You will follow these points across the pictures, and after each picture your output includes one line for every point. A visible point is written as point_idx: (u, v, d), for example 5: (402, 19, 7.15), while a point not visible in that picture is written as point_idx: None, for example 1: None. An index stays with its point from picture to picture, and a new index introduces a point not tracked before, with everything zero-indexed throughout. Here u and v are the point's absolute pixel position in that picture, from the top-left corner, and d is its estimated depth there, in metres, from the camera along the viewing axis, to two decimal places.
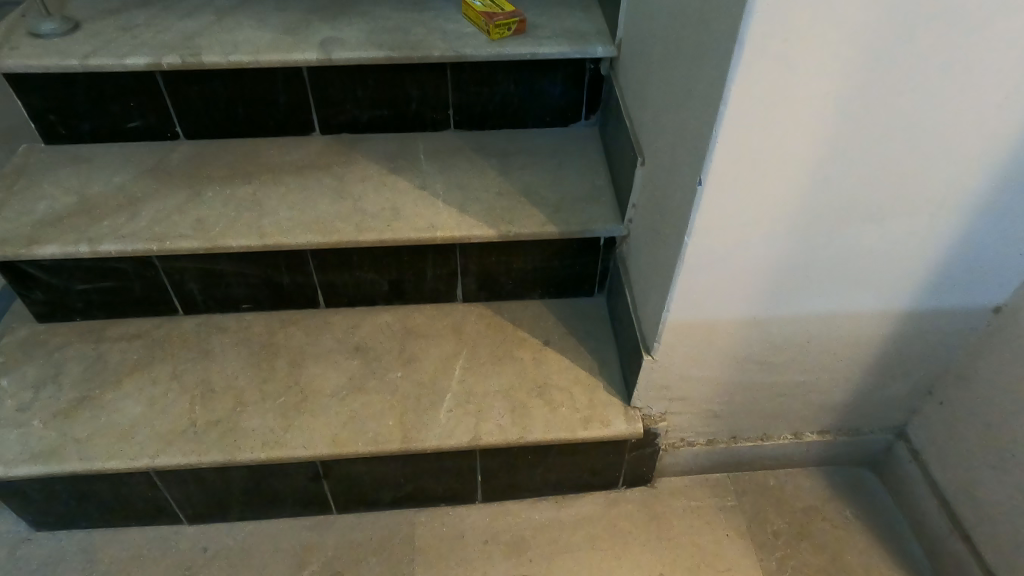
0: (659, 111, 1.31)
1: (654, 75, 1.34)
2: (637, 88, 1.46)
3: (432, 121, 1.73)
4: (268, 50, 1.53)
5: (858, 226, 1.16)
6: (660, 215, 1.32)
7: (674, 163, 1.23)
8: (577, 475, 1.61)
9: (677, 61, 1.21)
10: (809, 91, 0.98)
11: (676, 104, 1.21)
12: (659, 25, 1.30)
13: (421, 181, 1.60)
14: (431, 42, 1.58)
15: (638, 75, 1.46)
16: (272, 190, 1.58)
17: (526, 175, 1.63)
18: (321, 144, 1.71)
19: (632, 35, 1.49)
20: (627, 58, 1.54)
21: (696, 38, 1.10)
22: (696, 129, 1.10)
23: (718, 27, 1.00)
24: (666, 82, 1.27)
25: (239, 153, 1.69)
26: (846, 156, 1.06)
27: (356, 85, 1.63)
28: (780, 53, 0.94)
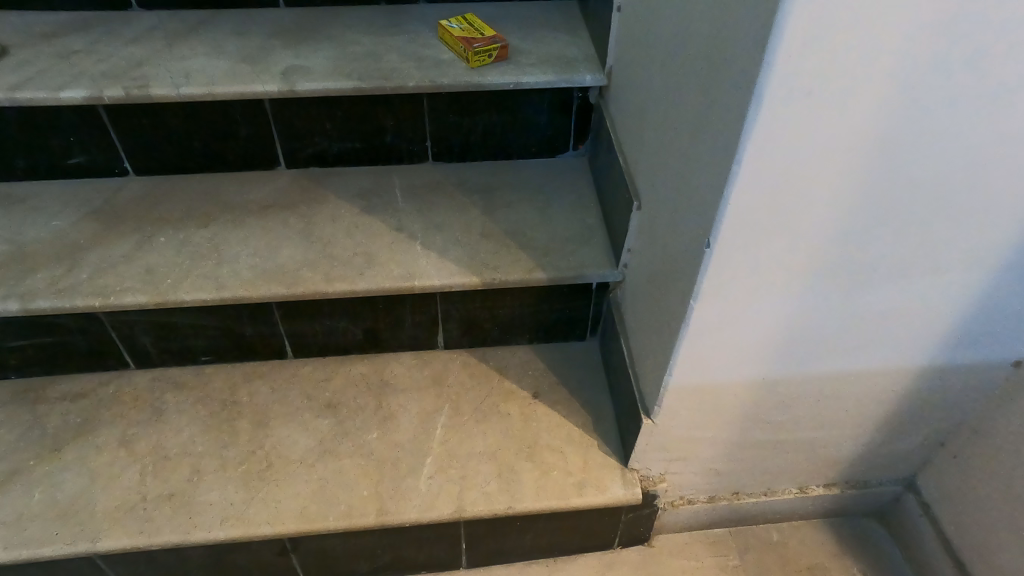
0: (656, 152, 1.19)
1: (650, 111, 1.21)
2: (630, 121, 1.34)
3: (408, 153, 1.60)
4: (224, 82, 1.40)
5: (879, 285, 1.05)
6: (659, 266, 1.20)
7: (675, 213, 1.11)
8: (572, 537, 1.48)
9: (676, 100, 1.08)
10: (833, 145, 0.86)
11: (677, 149, 1.09)
12: (655, 57, 1.19)
13: (397, 221, 1.47)
14: (404, 70, 1.45)
15: (631, 108, 1.34)
16: (232, 234, 1.44)
17: (511, 213, 1.51)
18: (288, 179, 1.57)
19: (624, 65, 1.37)
20: (619, 87, 1.41)
21: (699, 78, 0.98)
22: (702, 181, 0.98)
23: (728, 69, 0.87)
24: (663, 121, 1.15)
25: (196, 192, 1.54)
26: (871, 216, 0.95)
27: (324, 117, 1.50)
28: (803, 107, 0.82)
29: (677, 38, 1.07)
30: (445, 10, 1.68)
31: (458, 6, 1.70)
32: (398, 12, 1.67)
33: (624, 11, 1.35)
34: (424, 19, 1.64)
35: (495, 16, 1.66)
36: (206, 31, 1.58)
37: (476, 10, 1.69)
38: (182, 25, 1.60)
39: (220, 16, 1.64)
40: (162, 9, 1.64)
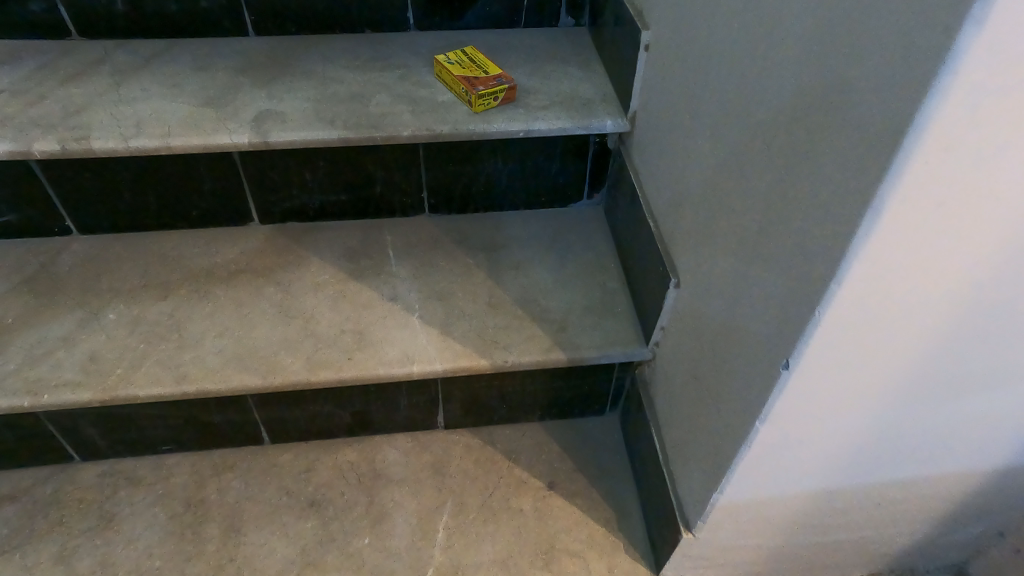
0: (699, 226, 1.01)
1: (691, 176, 1.03)
2: (662, 179, 1.15)
3: (400, 205, 1.40)
4: (184, 131, 1.22)
5: (990, 399, 0.86)
6: (706, 360, 1.02)
7: (728, 304, 0.93)
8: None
9: (729, 172, 0.90)
10: (969, 263, 0.66)
11: (731, 230, 0.90)
12: (695, 113, 1.00)
13: (390, 289, 1.27)
14: (395, 116, 1.25)
15: (664, 165, 1.14)
16: (196, 308, 1.23)
17: (522, 275, 1.31)
18: (263, 236, 1.37)
19: (650, 114, 1.19)
20: (648, 136, 1.21)
21: (764, 155, 0.80)
22: (771, 283, 0.80)
23: (813, 156, 0.69)
24: (710, 191, 0.96)
25: (156, 253, 1.34)
26: (999, 334, 0.74)
27: (304, 168, 1.30)
28: (933, 223, 0.62)
29: (729, 99, 0.88)
30: (439, 39, 1.49)
31: (454, 36, 1.50)
32: (386, 43, 1.47)
33: (651, 50, 1.15)
34: (415, 51, 1.44)
35: (496, 46, 1.47)
36: (167, 69, 1.39)
37: (474, 40, 1.49)
38: (138, 63, 1.41)
39: (181, 49, 1.45)
40: (116, 39, 1.46)
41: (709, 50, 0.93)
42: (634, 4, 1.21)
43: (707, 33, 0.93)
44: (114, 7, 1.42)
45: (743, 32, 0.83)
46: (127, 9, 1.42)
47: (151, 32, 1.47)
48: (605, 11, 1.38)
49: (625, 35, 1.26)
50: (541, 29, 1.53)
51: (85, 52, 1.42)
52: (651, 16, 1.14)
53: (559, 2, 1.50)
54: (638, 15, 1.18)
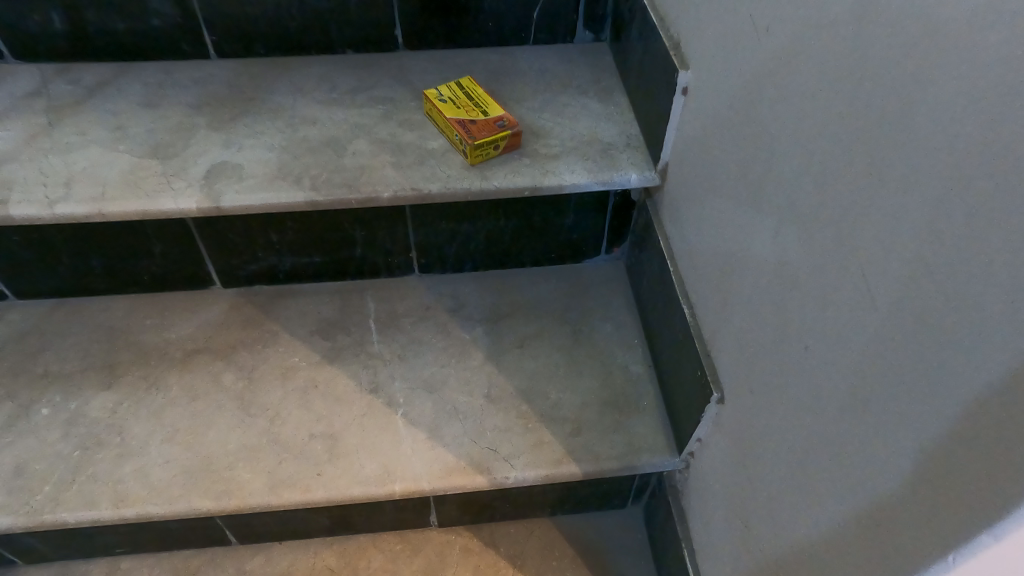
0: (752, 339, 0.76)
1: (741, 271, 0.79)
2: (703, 259, 0.90)
3: (384, 266, 1.18)
4: (120, 193, 1.00)
5: None
6: (746, 504, 0.80)
7: (783, 459, 0.70)
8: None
9: (803, 287, 0.64)
10: None
11: (803, 367, 0.65)
12: (751, 191, 0.75)
13: (371, 377, 1.06)
14: (375, 170, 1.02)
15: (705, 241, 0.89)
16: (143, 401, 1.04)
17: (530, 357, 1.09)
18: (226, 304, 1.16)
19: (686, 174, 0.95)
20: (686, 199, 0.96)
21: (863, 285, 0.54)
22: (868, 475, 0.54)
23: (972, 325, 0.43)
24: (771, 300, 0.71)
25: (101, 325, 1.14)
26: None
27: (268, 228, 1.08)
28: None
29: (805, 188, 0.63)
30: (434, 62, 1.22)
31: (452, 57, 1.24)
32: (370, 68, 1.21)
33: (690, 96, 0.91)
34: (404, 79, 1.18)
35: (501, 70, 1.22)
36: (111, 104, 1.14)
37: (476, 61, 1.24)
38: (78, 95, 1.16)
39: (131, 76, 1.20)
40: (55, 63, 1.21)
41: (775, 115, 0.68)
42: (669, 35, 0.96)
43: (774, 92, 0.68)
44: (51, 26, 1.16)
45: (836, 101, 0.57)
46: (66, 28, 1.17)
47: (97, 55, 1.21)
48: (631, 31, 1.13)
49: (656, 68, 1.01)
50: (554, 47, 1.28)
51: (16, 79, 1.18)
52: (691, 54, 0.90)
53: (575, 15, 1.24)
54: (675, 49, 0.94)
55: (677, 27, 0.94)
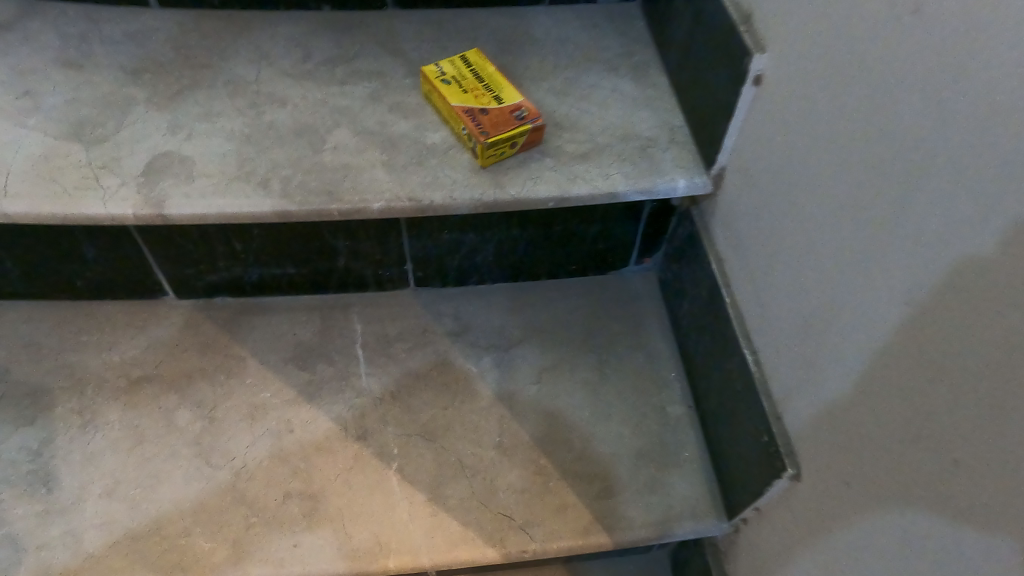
0: (852, 427, 0.59)
1: (842, 330, 0.60)
2: (775, 297, 0.72)
3: (374, 278, 0.98)
4: (28, 189, 0.74)
5: None
6: None
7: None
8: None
9: (969, 391, 0.46)
10: None
11: (950, 494, 0.48)
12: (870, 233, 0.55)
13: (357, 421, 0.88)
14: (362, 172, 0.81)
15: (783, 276, 0.70)
16: (75, 444, 0.82)
17: (547, 396, 0.92)
18: (180, 319, 0.94)
19: (748, 188, 0.76)
20: (749, 217, 0.76)
21: None
22: None
23: None
24: (899, 392, 0.53)
25: (19, 341, 0.90)
26: None
27: (231, 238, 0.87)
28: None
29: (996, 265, 0.44)
30: (431, 26, 0.97)
31: (453, 18, 0.98)
32: (350, 30, 0.96)
33: (766, 88, 0.69)
34: (394, 47, 0.94)
35: (512, 37, 0.96)
36: (15, 59, 0.85)
37: (481, 26, 0.98)
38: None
39: (42, 18, 0.90)
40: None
41: (936, 150, 0.48)
42: (735, 3, 0.72)
43: (939, 116, 0.47)
44: None
45: None
46: None
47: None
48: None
49: (712, 45, 0.78)
50: (573, 9, 1.01)
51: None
52: (770, 32, 0.67)
53: None
54: (745, 24, 0.70)
55: None
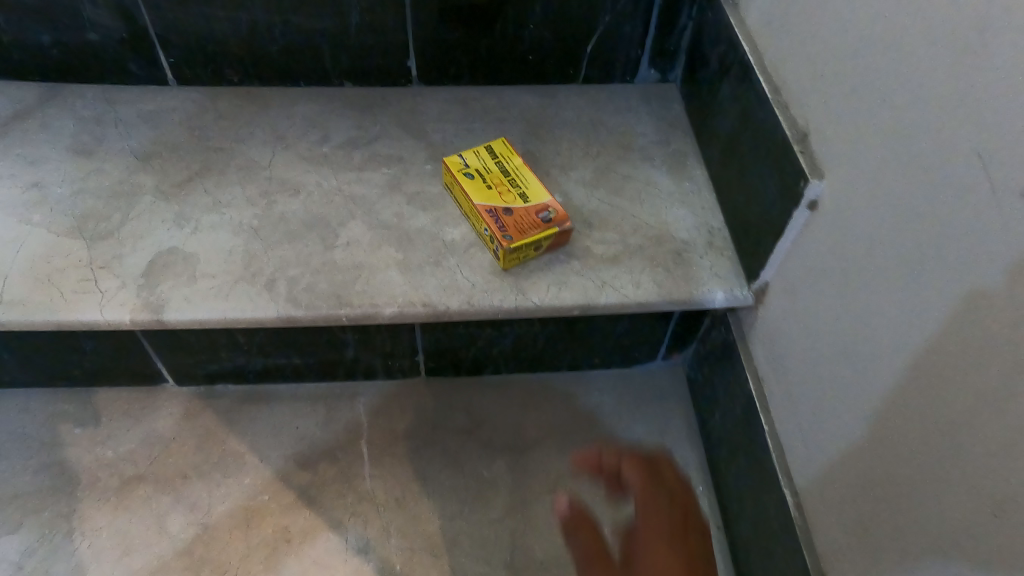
0: None
1: (912, 510, 0.52)
2: (824, 442, 0.64)
3: (384, 368, 0.92)
4: (23, 291, 0.70)
5: None
6: None
7: None
8: (658, 515, 0.73)
9: None
10: None
11: None
12: (956, 415, 0.48)
13: (359, 531, 0.82)
14: (375, 273, 0.75)
15: (834, 422, 0.63)
16: (63, 552, 0.78)
17: (565, 508, 0.85)
18: (178, 409, 0.89)
19: (795, 312, 0.69)
20: (795, 343, 0.69)
21: None
22: None
23: None
24: None
25: (12, 432, 0.86)
26: None
27: (232, 332, 0.81)
28: None
29: None
30: (456, 105, 0.92)
31: (479, 96, 0.94)
32: (370, 108, 0.91)
33: (822, 214, 0.63)
34: (416, 128, 0.89)
35: (540, 119, 0.91)
36: (26, 146, 0.81)
37: (508, 107, 0.92)
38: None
39: (62, 101, 0.86)
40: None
41: None
42: (790, 118, 0.66)
43: None
44: None
45: None
46: None
47: (19, 69, 0.87)
48: (722, 88, 0.81)
49: (760, 154, 0.71)
50: (607, 88, 0.96)
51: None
52: (830, 158, 0.61)
53: (640, 48, 0.93)
54: (801, 143, 0.64)
55: (808, 112, 0.64)
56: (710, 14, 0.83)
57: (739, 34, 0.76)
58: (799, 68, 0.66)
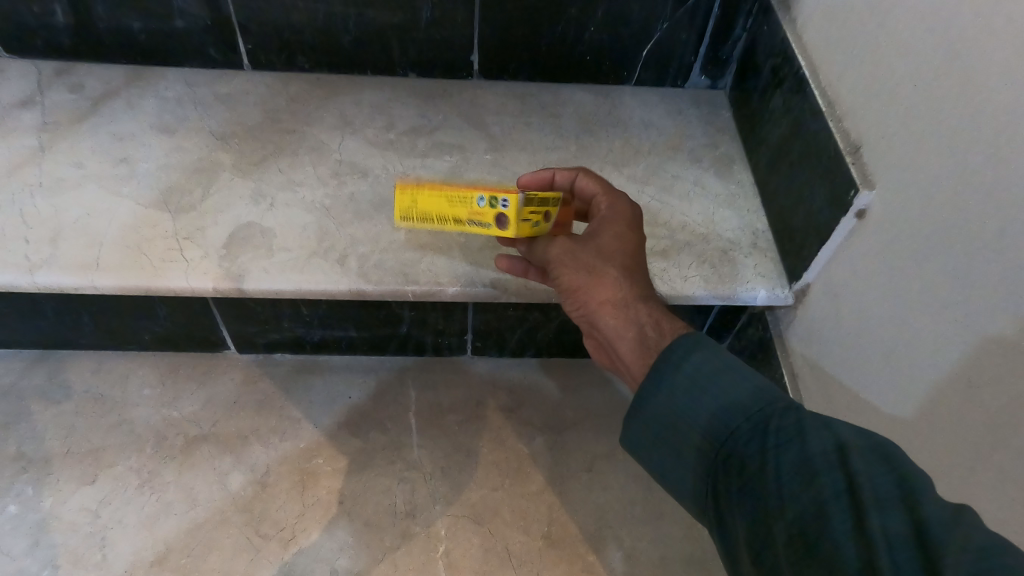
0: None
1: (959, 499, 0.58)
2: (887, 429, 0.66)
3: (433, 345, 0.97)
4: (116, 259, 0.75)
5: None
6: None
7: None
8: (614, 220, 0.63)
9: None
10: None
11: None
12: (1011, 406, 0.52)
13: (407, 498, 0.87)
14: (439, 255, 0.80)
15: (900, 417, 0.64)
16: (134, 503, 0.84)
17: (600, 486, 0.90)
18: (238, 375, 0.95)
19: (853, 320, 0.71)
20: (868, 349, 0.68)
21: None
22: None
23: None
24: None
25: (85, 392, 0.91)
26: None
27: (298, 304, 0.87)
28: None
29: None
30: (515, 99, 0.97)
31: (536, 93, 0.98)
32: (433, 99, 0.95)
33: (869, 223, 0.68)
34: (476, 119, 0.94)
35: (594, 117, 0.96)
36: (113, 123, 0.86)
37: (564, 104, 0.97)
38: (77, 110, 0.87)
39: (145, 83, 0.91)
40: (53, 58, 0.91)
41: None
42: (843, 131, 0.71)
43: None
44: (50, 19, 0.87)
45: None
46: (70, 26, 0.88)
47: (104, 51, 0.91)
48: (773, 99, 0.85)
49: (810, 164, 0.76)
50: (657, 91, 1.00)
51: (6, 81, 0.88)
52: (882, 173, 0.65)
53: (692, 55, 0.97)
54: (853, 154, 0.69)
55: (862, 126, 0.68)
56: (765, 27, 0.87)
57: (796, 49, 0.80)
58: (854, 84, 0.70)
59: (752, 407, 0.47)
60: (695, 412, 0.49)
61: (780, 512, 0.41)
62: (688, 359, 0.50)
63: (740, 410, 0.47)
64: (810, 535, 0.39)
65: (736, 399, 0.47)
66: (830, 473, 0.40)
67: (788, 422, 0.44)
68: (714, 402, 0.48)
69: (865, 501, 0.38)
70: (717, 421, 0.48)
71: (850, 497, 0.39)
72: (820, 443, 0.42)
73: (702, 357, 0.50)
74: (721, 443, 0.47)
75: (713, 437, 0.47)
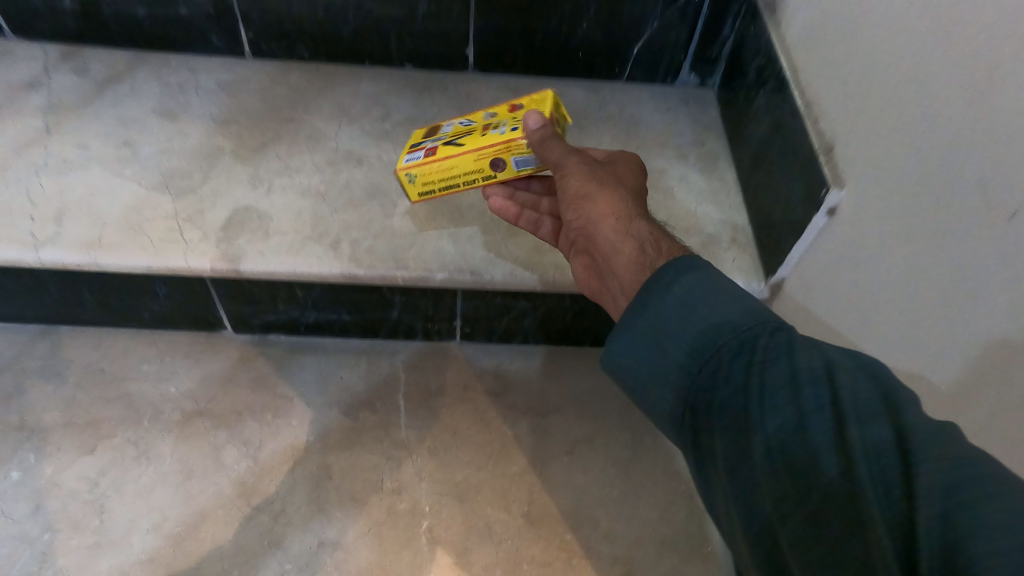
0: None
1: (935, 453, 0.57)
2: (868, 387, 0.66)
3: (423, 330, 1.00)
4: (118, 239, 0.78)
5: None
6: None
7: None
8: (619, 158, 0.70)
9: None
10: None
11: None
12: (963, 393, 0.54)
13: (393, 475, 0.91)
14: (428, 242, 0.83)
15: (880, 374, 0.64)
16: (131, 474, 0.88)
17: (580, 468, 0.94)
18: (234, 354, 0.98)
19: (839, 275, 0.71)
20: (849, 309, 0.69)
21: None
22: None
23: None
24: None
25: (86, 366, 0.95)
26: None
27: (294, 286, 0.90)
28: None
29: None
30: (508, 93, 0.99)
31: (529, 87, 1.00)
32: (428, 91, 0.98)
33: (840, 219, 0.70)
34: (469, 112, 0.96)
35: (584, 112, 0.98)
36: (118, 108, 0.89)
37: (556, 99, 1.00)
38: (82, 93, 0.90)
39: (149, 69, 0.94)
40: (61, 44, 0.94)
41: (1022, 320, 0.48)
42: (818, 132, 0.73)
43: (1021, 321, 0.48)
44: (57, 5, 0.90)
45: None
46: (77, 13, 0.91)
47: (111, 38, 0.94)
48: (757, 98, 0.88)
49: (788, 164, 0.78)
50: (648, 89, 1.03)
51: (14, 65, 0.91)
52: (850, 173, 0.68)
53: (682, 54, 0.99)
54: (826, 154, 0.71)
55: (836, 127, 0.71)
56: (751, 28, 0.89)
57: (779, 50, 0.82)
58: (830, 86, 0.72)
59: (739, 328, 0.47)
60: (681, 327, 0.50)
61: (755, 426, 0.41)
62: (677, 278, 0.51)
63: (731, 326, 0.48)
64: (787, 451, 0.40)
65: (724, 318, 0.48)
66: (817, 388, 0.41)
67: (777, 339, 0.45)
68: (696, 331, 0.49)
69: (847, 413, 0.39)
70: (700, 338, 0.48)
71: (831, 409, 0.39)
72: (808, 361, 0.42)
73: (695, 274, 0.51)
74: (706, 359, 0.48)
75: (696, 352, 0.48)
